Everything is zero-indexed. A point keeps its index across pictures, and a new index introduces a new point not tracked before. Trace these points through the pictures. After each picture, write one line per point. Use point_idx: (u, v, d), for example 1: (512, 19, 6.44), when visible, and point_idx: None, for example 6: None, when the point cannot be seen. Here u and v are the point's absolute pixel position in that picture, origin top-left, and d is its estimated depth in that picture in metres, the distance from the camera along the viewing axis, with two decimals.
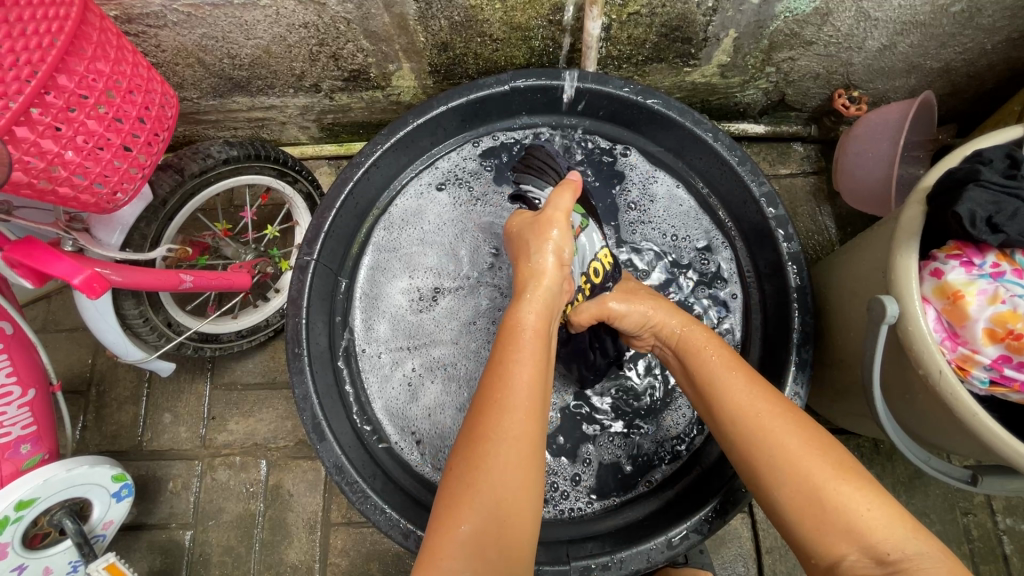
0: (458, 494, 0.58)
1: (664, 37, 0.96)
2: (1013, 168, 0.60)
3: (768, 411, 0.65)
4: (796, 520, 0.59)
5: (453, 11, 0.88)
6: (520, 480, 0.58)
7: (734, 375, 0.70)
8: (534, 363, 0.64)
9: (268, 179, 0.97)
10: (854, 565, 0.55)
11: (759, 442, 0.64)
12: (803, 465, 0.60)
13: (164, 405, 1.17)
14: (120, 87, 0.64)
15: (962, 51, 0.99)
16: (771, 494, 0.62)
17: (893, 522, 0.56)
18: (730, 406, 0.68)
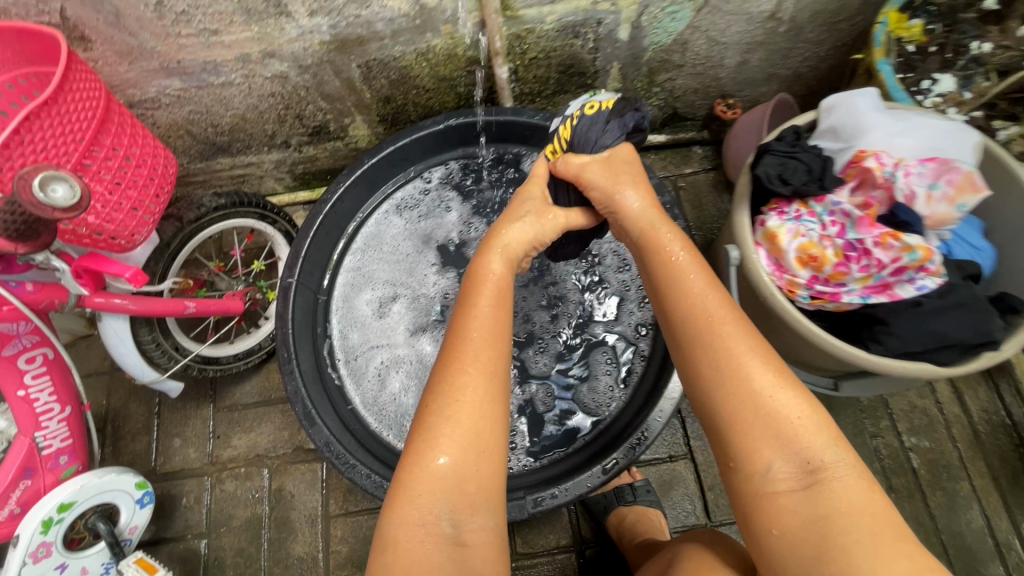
0: (431, 422, 0.68)
1: (563, 74, 1.19)
2: (798, 141, 0.83)
3: (723, 317, 0.70)
4: (733, 427, 0.66)
5: (389, 71, 1.10)
6: (483, 412, 0.69)
7: (692, 274, 0.75)
8: (492, 320, 0.75)
9: (252, 221, 1.17)
10: (777, 474, 0.64)
11: (708, 342, 0.70)
12: (744, 372, 0.66)
13: (174, 431, 1.32)
14: (137, 157, 0.84)
15: (803, 60, 1.24)
16: (715, 398, 0.68)
17: (825, 439, 0.64)
18: (686, 306, 0.74)
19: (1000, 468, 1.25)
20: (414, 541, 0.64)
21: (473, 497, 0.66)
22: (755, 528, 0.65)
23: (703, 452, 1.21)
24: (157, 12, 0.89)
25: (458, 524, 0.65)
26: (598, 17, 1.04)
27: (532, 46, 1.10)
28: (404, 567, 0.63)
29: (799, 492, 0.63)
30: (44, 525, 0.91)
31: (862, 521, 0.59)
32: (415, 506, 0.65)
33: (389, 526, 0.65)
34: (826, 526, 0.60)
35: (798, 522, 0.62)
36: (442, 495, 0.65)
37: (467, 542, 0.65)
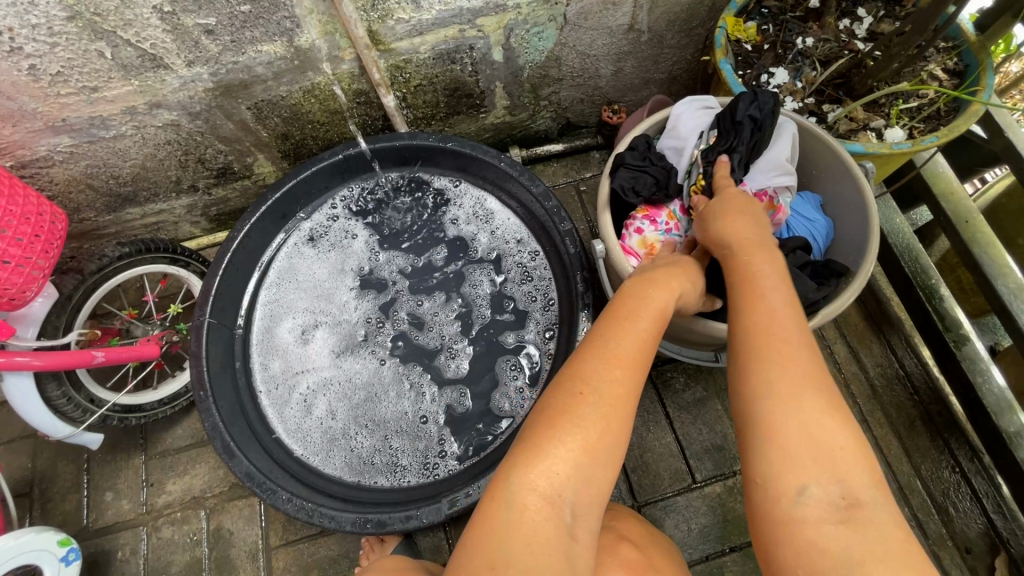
0: (562, 411, 0.62)
1: (451, 97, 1.27)
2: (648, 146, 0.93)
3: (801, 335, 0.63)
4: (780, 445, 0.58)
5: (280, 110, 1.16)
6: (608, 426, 0.62)
7: (781, 302, 0.67)
8: (645, 340, 0.68)
9: (162, 266, 1.19)
10: (810, 499, 0.55)
11: (766, 352, 0.63)
12: (794, 392, 0.60)
13: (105, 484, 1.31)
14: (15, 214, 0.86)
15: (672, 63, 1.35)
16: (767, 413, 0.59)
17: (865, 477, 0.57)
18: (767, 323, 0.65)
19: (897, 418, 1.36)
20: (540, 515, 0.58)
21: (594, 501, 0.61)
22: (773, 557, 0.56)
23: (625, 437, 1.27)
24: (32, 75, 0.92)
25: (578, 516, 0.60)
26: (469, 42, 1.12)
27: (413, 75, 1.17)
28: (520, 536, 0.57)
29: (834, 524, 0.54)
30: None
31: (892, 573, 0.51)
32: (545, 479, 0.59)
33: (519, 487, 0.59)
34: (862, 569, 0.52)
35: (830, 563, 0.53)
36: (564, 479, 0.59)
37: (578, 538, 0.59)
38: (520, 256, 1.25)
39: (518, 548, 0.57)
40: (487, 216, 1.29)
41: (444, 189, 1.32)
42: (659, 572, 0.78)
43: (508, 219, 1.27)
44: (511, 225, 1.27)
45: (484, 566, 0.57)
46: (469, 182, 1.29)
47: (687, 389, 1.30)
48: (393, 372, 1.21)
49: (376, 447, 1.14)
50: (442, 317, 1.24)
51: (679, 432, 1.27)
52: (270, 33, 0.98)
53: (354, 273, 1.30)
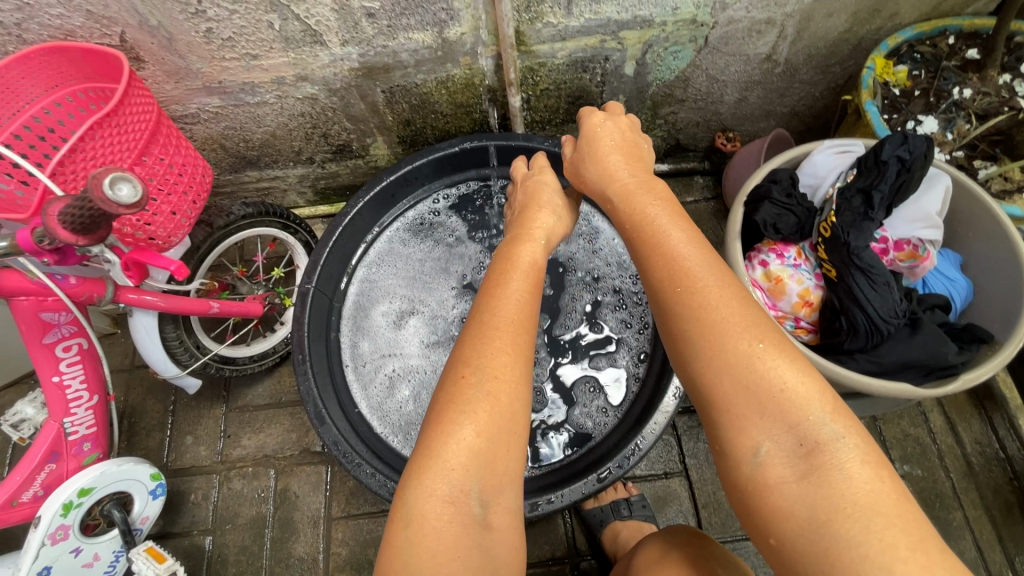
0: (456, 407, 0.64)
1: (572, 104, 1.28)
2: (793, 186, 0.89)
3: (716, 291, 0.65)
4: (726, 410, 0.60)
5: (411, 97, 1.19)
6: (500, 397, 0.65)
7: (684, 248, 0.70)
8: (522, 300, 0.75)
9: (275, 230, 1.25)
10: (768, 455, 0.58)
11: (692, 313, 0.64)
12: (725, 341, 0.62)
13: (187, 428, 1.37)
14: (180, 166, 0.92)
15: (799, 98, 1.32)
16: (706, 379, 0.62)
17: (816, 413, 0.58)
18: (672, 274, 0.68)
19: (994, 501, 1.26)
20: (441, 520, 0.59)
21: (502, 479, 0.64)
22: (750, 517, 0.60)
23: (698, 470, 1.24)
24: (206, 38, 0.99)
25: (488, 504, 0.62)
26: (605, 53, 1.13)
27: (543, 78, 1.18)
28: (427, 546, 0.59)
29: (795, 482, 0.56)
30: (65, 507, 0.95)
31: (869, 521, 0.52)
32: (444, 483, 0.60)
33: (417, 502, 0.60)
34: (828, 527, 0.53)
35: (795, 523, 0.55)
36: (461, 474, 0.61)
37: (494, 523, 0.63)
38: (618, 278, 1.22)
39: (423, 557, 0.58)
40: (590, 231, 1.26)
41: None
42: None
43: (612, 237, 1.25)
44: (618, 247, 1.24)
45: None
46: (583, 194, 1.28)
47: None
48: None
49: None
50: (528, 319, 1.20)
51: None
52: (425, 22, 1.01)
53: (453, 265, 1.32)
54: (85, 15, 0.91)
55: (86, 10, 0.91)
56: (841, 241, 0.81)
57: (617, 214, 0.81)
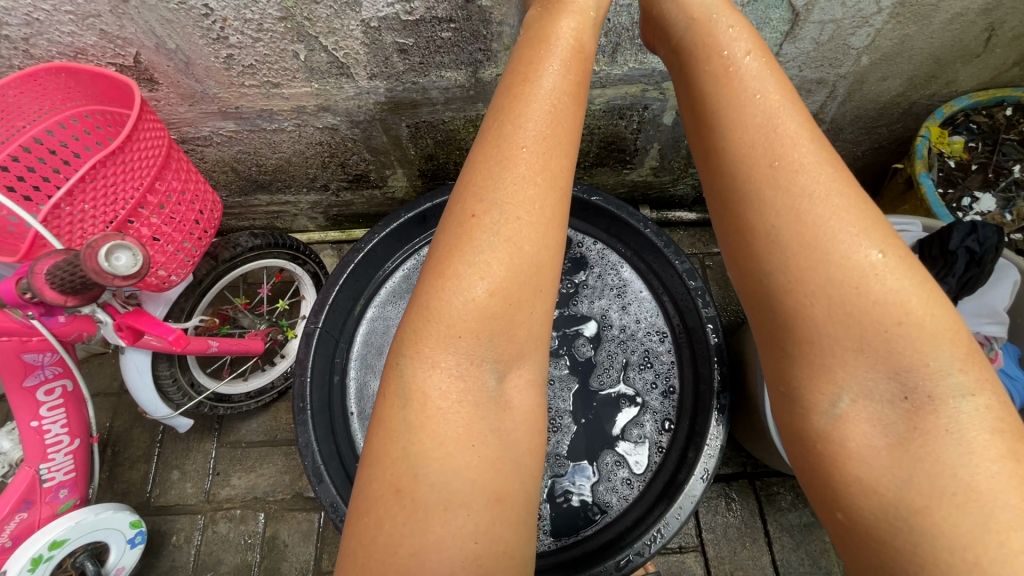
0: (465, 249, 0.53)
1: (604, 149, 1.22)
2: None
3: (820, 171, 0.50)
4: (804, 343, 0.49)
5: (437, 133, 1.13)
6: (518, 257, 0.53)
7: (777, 97, 0.53)
8: (554, 118, 0.57)
9: (282, 261, 1.18)
10: (849, 411, 0.48)
11: (781, 184, 0.50)
12: (827, 238, 0.48)
13: (174, 462, 1.30)
14: (188, 200, 0.85)
15: (840, 157, 1.25)
16: (784, 294, 0.49)
17: (939, 353, 0.46)
18: (763, 128, 0.52)
19: None
20: (445, 404, 0.51)
21: (514, 357, 0.54)
22: (812, 476, 0.51)
23: (715, 546, 1.16)
24: (226, 64, 0.93)
25: (504, 377, 0.53)
26: (645, 102, 1.07)
27: (577, 122, 1.12)
28: (432, 429, 0.50)
29: (886, 452, 0.46)
30: (33, 562, 0.87)
31: (989, 514, 0.41)
32: (450, 354, 0.52)
33: (415, 375, 0.52)
34: (919, 518, 0.43)
35: (878, 500, 0.45)
36: (471, 354, 0.52)
37: (511, 403, 0.53)
38: (645, 337, 1.15)
39: (424, 444, 0.49)
40: (619, 285, 1.20)
41: (586, 248, 1.23)
42: None
43: (641, 292, 1.19)
44: (648, 305, 1.17)
45: (393, 489, 0.48)
46: (613, 244, 1.22)
47: (792, 510, 1.17)
48: None
49: None
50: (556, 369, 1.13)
51: (778, 556, 1.14)
52: (459, 61, 0.95)
53: None
54: (99, 34, 0.85)
55: (100, 29, 0.85)
56: None
57: (677, 32, 0.62)
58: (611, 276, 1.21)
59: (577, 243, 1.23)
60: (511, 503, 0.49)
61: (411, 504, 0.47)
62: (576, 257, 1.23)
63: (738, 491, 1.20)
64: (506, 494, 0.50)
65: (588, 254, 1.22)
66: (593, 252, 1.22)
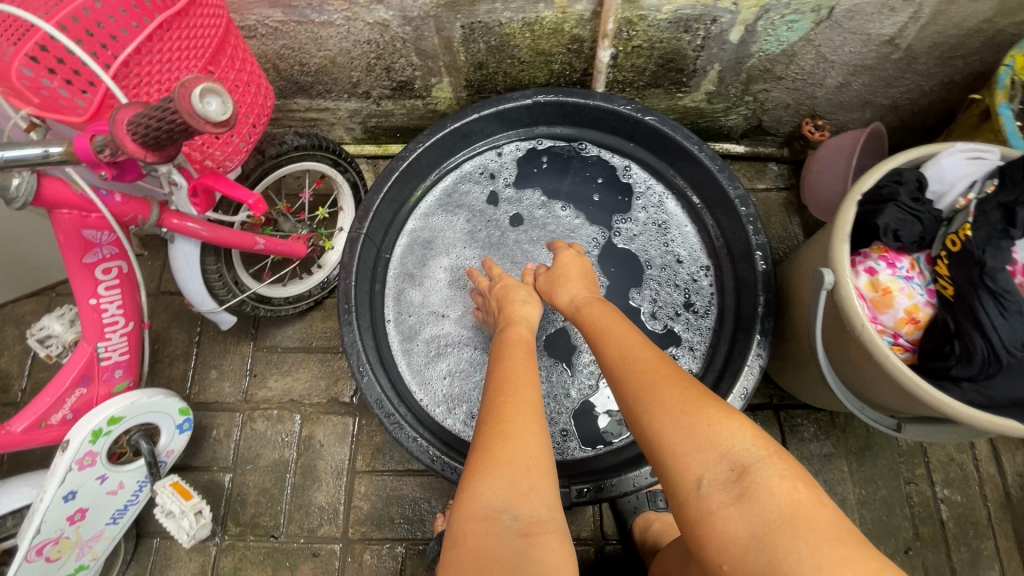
0: (483, 459, 0.65)
1: (661, 67, 1.17)
2: (919, 190, 0.81)
3: (657, 374, 0.68)
4: (668, 453, 0.60)
5: (491, 37, 1.08)
6: (500, 446, 0.66)
7: (638, 343, 0.75)
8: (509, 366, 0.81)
9: (325, 166, 1.16)
10: (710, 487, 0.56)
11: (638, 392, 0.67)
12: (651, 409, 0.64)
13: (212, 362, 1.33)
14: (244, 84, 0.82)
15: (906, 91, 1.20)
16: (649, 432, 0.63)
17: (741, 436, 0.58)
18: (627, 364, 0.72)
19: None
20: (480, 537, 0.60)
21: (530, 494, 0.63)
22: (701, 558, 0.56)
23: None
24: None
25: (518, 515, 0.61)
26: (715, 13, 1.01)
27: (639, 33, 1.07)
28: (472, 558, 0.58)
29: (733, 505, 0.54)
30: (93, 434, 0.91)
31: (803, 537, 0.50)
32: (487, 496, 0.62)
33: (460, 523, 0.61)
34: (769, 543, 0.51)
35: (742, 545, 0.52)
36: (501, 478, 0.63)
37: (532, 530, 0.60)
38: (688, 269, 1.18)
39: (468, 567, 0.58)
40: (665, 215, 1.21)
41: (635, 173, 1.24)
42: None
43: (687, 222, 1.20)
44: (693, 238, 1.19)
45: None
46: (663, 171, 1.21)
47: (814, 440, 1.25)
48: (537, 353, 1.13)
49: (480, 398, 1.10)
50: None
51: None
52: None
53: (523, 228, 1.24)
54: None
55: None
56: (974, 259, 0.73)
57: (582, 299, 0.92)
58: (658, 208, 1.22)
59: (625, 169, 1.24)
60: None
61: None
62: (622, 188, 1.24)
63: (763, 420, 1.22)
64: None
65: (635, 181, 1.24)
66: (644, 180, 1.23)
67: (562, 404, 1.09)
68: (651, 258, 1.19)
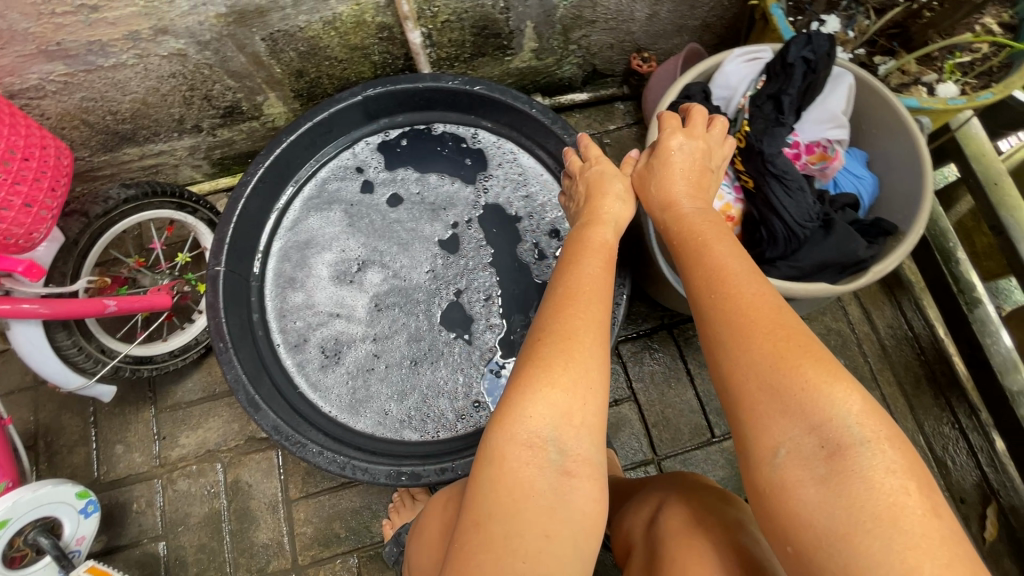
0: (543, 372, 0.63)
1: (478, 36, 1.19)
2: (705, 101, 0.89)
3: (778, 323, 0.59)
4: (745, 408, 0.57)
5: (298, 43, 1.07)
6: (573, 369, 0.64)
7: (746, 279, 0.64)
8: (594, 273, 0.73)
9: (169, 212, 1.12)
10: (786, 458, 0.54)
11: (742, 337, 0.59)
12: (774, 366, 0.56)
13: (115, 438, 1.28)
14: (23, 149, 0.77)
15: (708, 9, 1.28)
16: (725, 378, 0.59)
17: (845, 411, 0.53)
18: (726, 302, 0.62)
19: (905, 376, 1.43)
20: (520, 462, 0.61)
21: (578, 430, 0.63)
22: (765, 522, 0.55)
23: (646, 393, 1.28)
24: None
25: (564, 451, 0.62)
26: None
27: (442, 9, 1.09)
28: (506, 483, 0.60)
29: (815, 486, 0.52)
30: None
31: (888, 542, 0.47)
32: (537, 415, 0.61)
33: (499, 442, 0.62)
34: (849, 543, 0.49)
35: (813, 532, 0.51)
36: (553, 403, 0.62)
37: (573, 471, 0.62)
38: (552, 219, 1.22)
39: (499, 488, 0.60)
40: (518, 173, 1.25)
41: (484, 141, 1.27)
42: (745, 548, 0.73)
43: (541, 175, 1.24)
44: (549, 187, 1.24)
45: (472, 521, 0.60)
46: (509, 134, 1.25)
47: None
48: (428, 334, 1.16)
49: (383, 395, 1.12)
50: (482, 284, 1.19)
51: (699, 387, 1.28)
52: None
53: (396, 219, 1.24)
54: None
55: None
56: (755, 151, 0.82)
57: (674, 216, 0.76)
58: (512, 168, 1.25)
59: (474, 140, 1.27)
60: (556, 538, 0.59)
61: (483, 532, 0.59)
62: (476, 158, 1.27)
63: (659, 341, 1.31)
64: (556, 533, 0.59)
65: (486, 148, 1.27)
66: (493, 146, 1.26)
67: (463, 377, 1.13)
68: (514, 217, 1.23)
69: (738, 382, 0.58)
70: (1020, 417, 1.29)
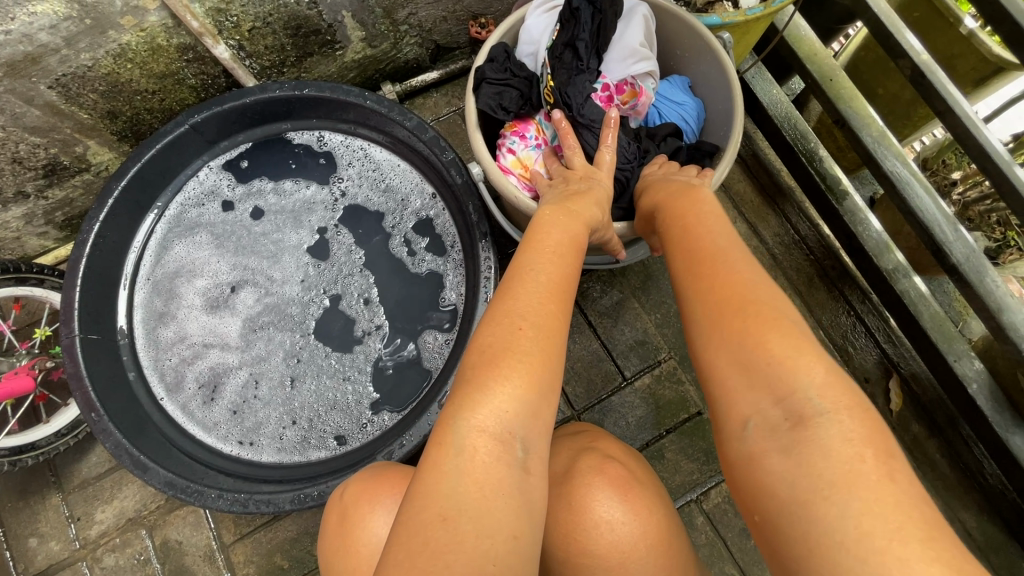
0: (515, 361, 0.57)
1: (296, 36, 1.14)
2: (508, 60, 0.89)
3: (767, 303, 0.59)
4: (721, 383, 0.58)
5: (94, 83, 1.00)
6: (540, 361, 0.58)
7: (734, 263, 0.64)
8: (569, 259, 0.68)
9: (8, 290, 1.06)
10: (756, 428, 0.55)
11: (726, 317, 0.59)
12: (754, 337, 0.57)
13: (25, 532, 1.22)
14: None
15: None
16: (704, 355, 0.60)
17: (806, 384, 0.53)
18: (711, 284, 0.63)
19: (798, 278, 1.50)
20: (487, 454, 0.53)
21: (542, 430, 0.57)
22: (741, 490, 0.56)
23: None
24: None
25: (529, 448, 0.56)
26: None
27: (242, 17, 1.02)
28: (474, 477, 0.52)
29: (779, 454, 0.52)
30: None
31: (841, 511, 0.47)
32: (504, 401, 0.55)
33: (467, 426, 0.55)
34: (807, 508, 0.49)
35: (778, 499, 0.51)
36: (516, 399, 0.56)
37: (533, 470, 0.56)
38: (416, 206, 1.20)
39: (466, 483, 0.52)
40: (373, 166, 1.22)
41: (332, 141, 1.23)
42: (643, 484, 0.80)
43: (396, 164, 1.22)
44: (407, 175, 1.21)
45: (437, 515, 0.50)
46: (354, 129, 1.21)
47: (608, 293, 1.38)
48: (315, 348, 1.14)
49: (281, 420, 1.10)
50: (359, 285, 1.18)
51: (603, 335, 1.31)
52: None
53: (263, 238, 1.20)
54: None
55: None
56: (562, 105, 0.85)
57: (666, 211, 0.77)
58: (367, 163, 1.22)
59: (322, 143, 1.23)
60: (523, 539, 0.52)
61: (452, 528, 0.49)
62: (328, 160, 1.23)
63: None
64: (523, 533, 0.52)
65: (336, 149, 1.23)
66: (342, 144, 1.22)
67: (359, 383, 1.12)
68: (379, 212, 1.21)
69: (712, 360, 0.59)
70: (900, 292, 1.37)
